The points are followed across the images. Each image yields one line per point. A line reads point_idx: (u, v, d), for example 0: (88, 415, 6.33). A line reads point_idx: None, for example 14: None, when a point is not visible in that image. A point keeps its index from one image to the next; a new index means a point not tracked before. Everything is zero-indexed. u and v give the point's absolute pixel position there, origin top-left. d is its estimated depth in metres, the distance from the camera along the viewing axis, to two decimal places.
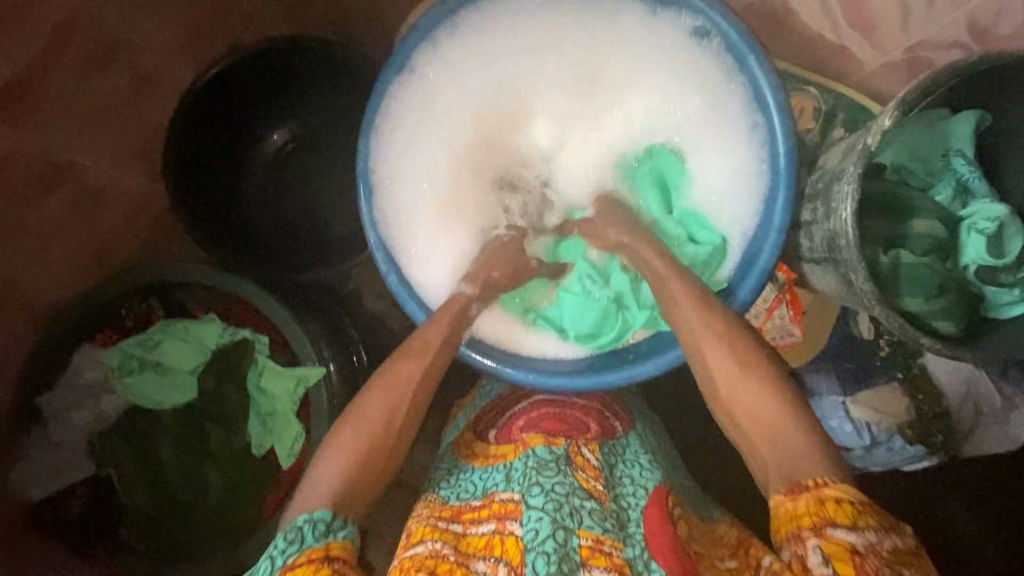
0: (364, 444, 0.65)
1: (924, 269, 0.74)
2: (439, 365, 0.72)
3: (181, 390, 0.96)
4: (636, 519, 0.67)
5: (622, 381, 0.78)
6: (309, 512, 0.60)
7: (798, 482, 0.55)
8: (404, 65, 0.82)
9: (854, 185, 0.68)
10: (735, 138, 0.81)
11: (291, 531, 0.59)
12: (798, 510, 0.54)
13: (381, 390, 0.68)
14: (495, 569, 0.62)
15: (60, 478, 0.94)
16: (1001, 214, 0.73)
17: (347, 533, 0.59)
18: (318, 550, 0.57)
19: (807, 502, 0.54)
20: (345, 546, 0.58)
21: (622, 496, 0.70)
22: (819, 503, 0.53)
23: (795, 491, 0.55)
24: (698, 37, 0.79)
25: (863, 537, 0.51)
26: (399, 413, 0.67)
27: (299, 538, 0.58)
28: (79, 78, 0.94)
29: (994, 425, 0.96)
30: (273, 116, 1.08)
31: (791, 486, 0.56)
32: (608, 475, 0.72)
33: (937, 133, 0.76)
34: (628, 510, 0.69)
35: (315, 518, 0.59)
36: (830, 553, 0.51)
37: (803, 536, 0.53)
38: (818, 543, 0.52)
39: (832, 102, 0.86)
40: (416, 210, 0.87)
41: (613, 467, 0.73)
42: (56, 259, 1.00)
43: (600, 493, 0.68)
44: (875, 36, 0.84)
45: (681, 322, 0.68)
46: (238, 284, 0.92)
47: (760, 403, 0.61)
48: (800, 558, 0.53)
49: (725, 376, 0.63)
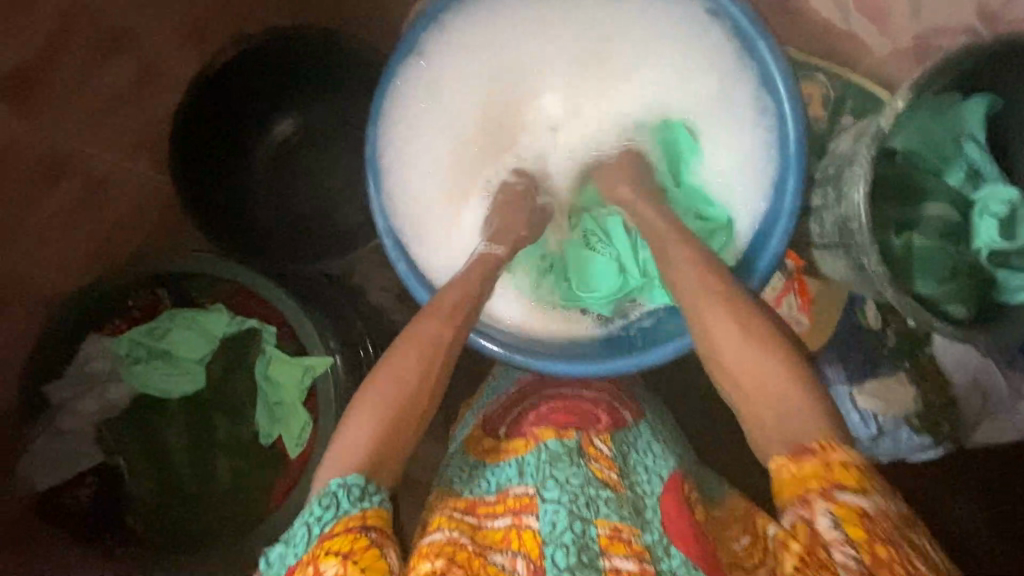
0: (385, 418, 0.60)
1: (935, 252, 0.75)
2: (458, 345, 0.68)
3: (188, 379, 0.96)
4: (653, 506, 0.67)
5: (633, 367, 0.78)
6: (343, 477, 0.57)
7: (803, 445, 0.53)
8: (409, 49, 0.80)
9: (867, 168, 0.68)
10: (744, 124, 0.81)
11: (326, 497, 0.56)
12: (804, 472, 0.52)
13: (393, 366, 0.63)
14: (513, 562, 0.61)
15: (66, 468, 0.93)
16: (1014, 197, 0.72)
17: (382, 501, 0.56)
18: (355, 519, 0.54)
19: (814, 465, 0.52)
20: (381, 515, 0.55)
21: (637, 484, 0.70)
22: (828, 467, 0.51)
23: (800, 453, 0.53)
24: (707, 20, 0.78)
25: (870, 501, 0.50)
26: (425, 389, 0.63)
27: (334, 504, 0.55)
28: (81, 65, 0.92)
29: (1002, 414, 0.95)
30: (279, 107, 1.08)
31: (797, 448, 0.54)
32: (622, 464, 0.72)
33: (949, 118, 0.74)
34: (645, 497, 0.68)
35: (350, 484, 0.56)
36: (841, 517, 0.49)
37: (812, 500, 0.51)
38: (827, 507, 0.50)
39: (841, 89, 0.86)
40: (423, 197, 0.86)
41: (626, 456, 0.73)
42: (59, 249, 0.98)
43: (614, 481, 0.68)
44: (886, 21, 0.84)
45: (681, 285, 0.66)
46: (244, 273, 0.93)
47: (768, 379, 0.57)
48: (806, 521, 0.51)
49: (726, 341, 0.61)
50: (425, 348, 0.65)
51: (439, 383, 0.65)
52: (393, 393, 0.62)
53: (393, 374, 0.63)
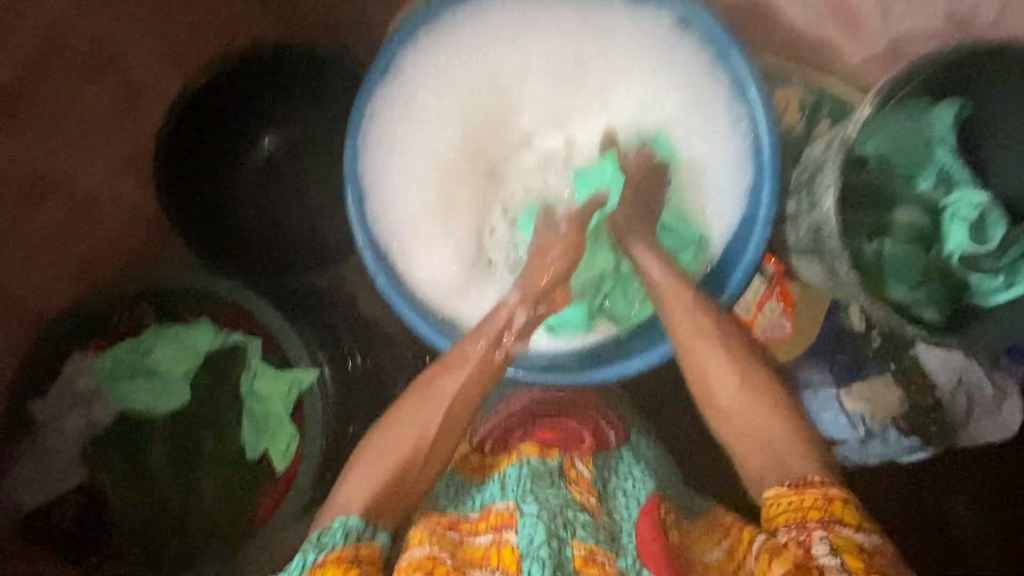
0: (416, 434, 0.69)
1: (906, 258, 0.76)
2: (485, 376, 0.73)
3: (172, 396, 0.96)
4: (629, 531, 0.68)
5: (613, 377, 0.81)
6: (345, 518, 0.64)
7: (805, 479, 0.62)
8: (391, 65, 0.83)
9: (835, 175, 0.70)
10: (719, 131, 0.82)
11: (326, 535, 0.63)
12: (803, 504, 0.61)
13: (410, 409, 0.70)
14: None
15: (55, 485, 0.95)
16: (982, 201, 0.75)
17: (377, 539, 0.64)
18: (348, 550, 0.62)
19: (814, 496, 0.61)
20: (374, 551, 0.63)
21: (616, 509, 0.71)
22: (827, 501, 0.60)
23: (802, 486, 0.62)
24: (677, 32, 0.81)
25: (866, 538, 0.59)
26: (450, 408, 0.70)
27: (331, 540, 0.63)
28: (69, 82, 0.95)
29: (987, 415, 0.96)
30: (259, 121, 1.07)
31: (798, 481, 0.62)
32: (601, 488, 0.72)
33: (922, 123, 0.75)
34: (622, 522, 0.69)
35: (350, 526, 0.63)
36: (839, 546, 0.57)
37: (809, 526, 0.59)
38: (826, 535, 0.58)
39: (817, 96, 0.86)
40: (405, 209, 0.87)
41: (607, 482, 0.74)
42: (46, 265, 1.00)
43: (593, 506, 0.69)
44: (859, 29, 0.85)
45: (681, 337, 0.72)
46: (232, 289, 0.95)
47: (766, 433, 0.66)
48: (802, 543, 0.58)
49: (725, 395, 0.69)
50: (455, 387, 0.71)
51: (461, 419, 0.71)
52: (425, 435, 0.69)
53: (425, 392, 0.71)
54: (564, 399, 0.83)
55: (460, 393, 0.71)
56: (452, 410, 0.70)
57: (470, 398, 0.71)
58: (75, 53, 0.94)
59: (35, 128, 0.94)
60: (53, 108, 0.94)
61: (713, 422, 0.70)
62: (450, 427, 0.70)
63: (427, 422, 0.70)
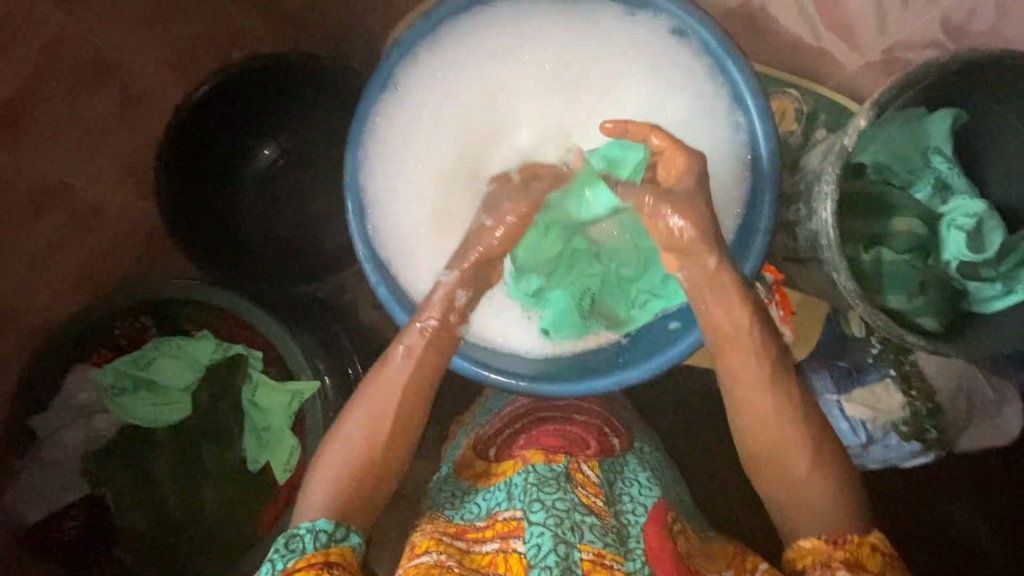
0: (386, 413, 0.69)
1: (906, 266, 0.76)
2: (438, 362, 0.72)
3: (175, 408, 0.97)
4: (637, 535, 0.68)
5: (613, 386, 0.78)
6: (311, 522, 0.64)
7: (842, 534, 0.62)
8: (390, 79, 0.83)
9: (834, 186, 0.70)
10: (718, 140, 0.82)
11: (293, 541, 0.62)
12: (832, 549, 0.61)
13: (369, 399, 0.70)
14: None
15: (56, 500, 0.95)
16: (980, 209, 0.76)
17: (348, 542, 0.63)
18: (318, 555, 0.61)
19: (846, 546, 0.61)
20: (345, 553, 0.62)
21: (623, 513, 0.71)
22: (858, 547, 0.61)
23: (839, 538, 0.62)
24: (672, 41, 0.81)
25: None
26: (412, 383, 0.70)
27: (299, 546, 0.61)
28: (69, 97, 0.92)
29: (988, 418, 0.97)
30: (261, 132, 1.09)
31: (834, 536, 0.62)
32: (608, 491, 0.73)
33: (917, 132, 0.78)
34: (630, 527, 0.69)
35: (317, 529, 0.63)
36: None
37: (833, 566, 0.59)
38: None
39: (813, 104, 0.88)
40: (406, 221, 0.87)
41: (613, 483, 0.74)
42: (46, 280, 0.99)
43: (600, 508, 0.69)
44: (853, 38, 0.84)
45: (750, 403, 0.67)
46: (230, 300, 0.93)
47: (817, 502, 0.65)
48: None
49: (787, 464, 0.66)
50: (416, 381, 0.70)
51: (425, 391, 0.71)
52: (394, 430, 0.69)
53: (378, 374, 0.71)
54: (566, 405, 0.84)
55: (419, 380, 0.70)
56: (413, 390, 0.70)
57: (424, 380, 0.70)
58: (77, 68, 0.92)
59: (32, 146, 0.91)
60: (55, 122, 0.92)
61: (758, 476, 0.69)
62: (407, 410, 0.70)
63: (405, 424, 0.70)
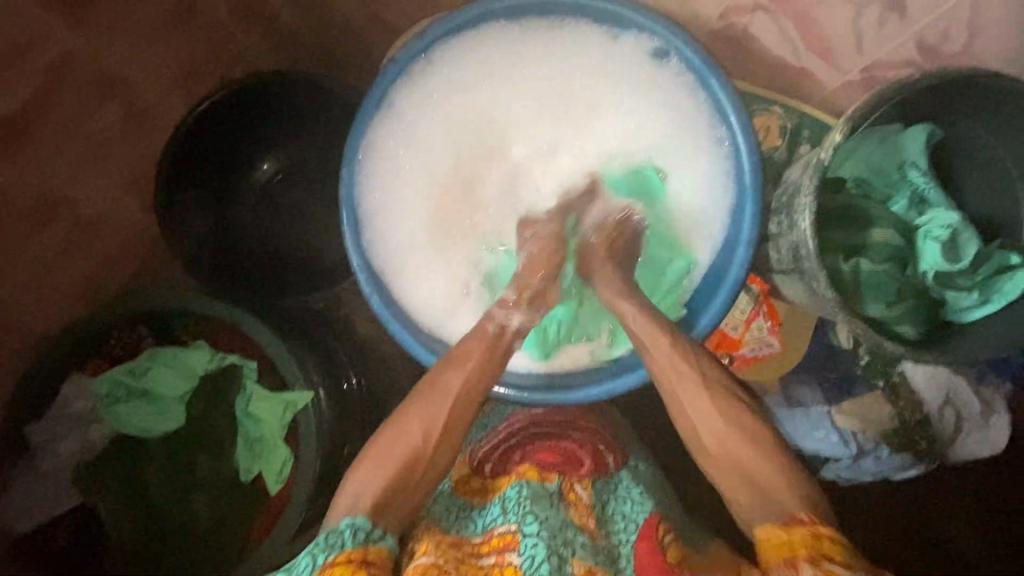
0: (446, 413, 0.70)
1: (882, 276, 0.79)
2: (465, 407, 0.72)
3: (166, 418, 0.97)
4: (627, 555, 0.69)
5: (604, 395, 0.81)
6: (352, 518, 0.62)
7: (795, 517, 0.59)
8: (385, 97, 0.85)
9: (811, 198, 0.73)
10: (700, 156, 0.86)
11: (333, 535, 0.60)
12: (790, 538, 0.58)
13: (425, 401, 0.71)
14: None
15: (49, 510, 0.95)
16: (953, 220, 0.78)
17: (386, 542, 0.62)
18: (357, 552, 0.59)
19: (803, 535, 0.58)
20: (383, 553, 0.61)
21: (614, 533, 0.72)
22: (815, 538, 0.57)
23: (791, 522, 0.59)
24: (656, 61, 0.84)
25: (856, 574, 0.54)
26: (463, 395, 0.72)
27: (340, 542, 0.60)
28: (80, 101, 0.92)
29: (976, 431, 0.97)
30: (260, 148, 1.11)
31: (788, 518, 0.60)
32: (600, 512, 0.73)
33: (893, 146, 0.81)
34: (620, 546, 0.71)
35: (358, 525, 0.61)
36: None
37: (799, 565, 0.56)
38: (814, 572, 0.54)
39: (796, 121, 0.92)
40: (399, 232, 0.90)
41: (605, 504, 0.74)
42: (42, 291, 0.99)
43: (592, 529, 0.70)
44: (833, 59, 0.85)
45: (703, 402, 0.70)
46: (229, 311, 0.94)
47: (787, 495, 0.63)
48: None
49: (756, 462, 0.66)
50: (425, 416, 0.70)
51: (466, 413, 0.72)
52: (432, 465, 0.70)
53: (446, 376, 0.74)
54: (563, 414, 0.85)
55: (427, 420, 0.69)
56: (460, 402, 0.71)
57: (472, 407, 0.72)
58: (83, 85, 0.92)
59: (36, 156, 0.90)
60: (60, 132, 0.92)
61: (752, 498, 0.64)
62: (455, 421, 0.70)
63: (426, 464, 0.68)
